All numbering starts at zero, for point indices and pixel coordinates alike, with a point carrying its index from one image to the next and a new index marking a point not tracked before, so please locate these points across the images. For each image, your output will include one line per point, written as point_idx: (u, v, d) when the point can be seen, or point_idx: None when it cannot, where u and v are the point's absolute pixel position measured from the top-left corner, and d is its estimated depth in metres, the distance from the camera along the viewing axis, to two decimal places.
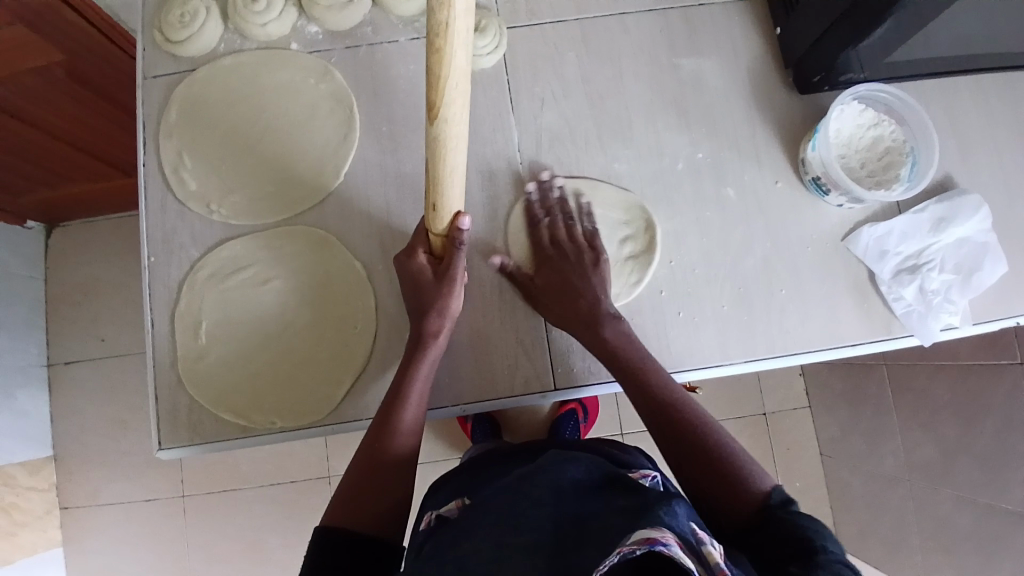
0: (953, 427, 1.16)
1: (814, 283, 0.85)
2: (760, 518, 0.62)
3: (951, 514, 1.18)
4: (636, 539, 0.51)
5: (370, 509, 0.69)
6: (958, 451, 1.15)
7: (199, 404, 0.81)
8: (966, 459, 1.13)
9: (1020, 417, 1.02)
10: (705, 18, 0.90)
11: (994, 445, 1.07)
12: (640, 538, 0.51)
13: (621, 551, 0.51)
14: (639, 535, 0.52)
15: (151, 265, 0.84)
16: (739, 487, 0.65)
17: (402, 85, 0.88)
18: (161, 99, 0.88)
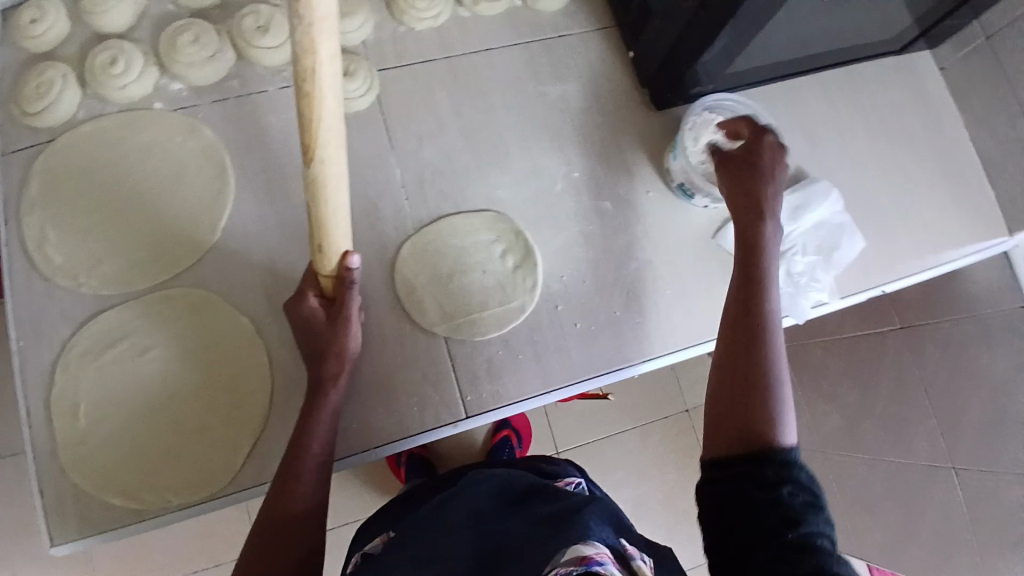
0: (853, 394, 1.22)
1: (695, 281, 0.91)
2: (756, 458, 0.54)
3: None
4: (573, 558, 0.53)
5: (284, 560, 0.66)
6: (859, 416, 1.21)
7: (86, 492, 0.76)
8: (869, 424, 1.18)
9: (909, 376, 1.10)
10: (563, 47, 0.96)
11: (888, 405, 1.14)
12: (575, 557, 0.54)
13: (559, 570, 0.53)
14: (572, 552, 0.55)
15: (19, 349, 0.78)
16: (760, 419, 0.57)
17: (277, 136, 0.88)
18: (20, 173, 0.84)
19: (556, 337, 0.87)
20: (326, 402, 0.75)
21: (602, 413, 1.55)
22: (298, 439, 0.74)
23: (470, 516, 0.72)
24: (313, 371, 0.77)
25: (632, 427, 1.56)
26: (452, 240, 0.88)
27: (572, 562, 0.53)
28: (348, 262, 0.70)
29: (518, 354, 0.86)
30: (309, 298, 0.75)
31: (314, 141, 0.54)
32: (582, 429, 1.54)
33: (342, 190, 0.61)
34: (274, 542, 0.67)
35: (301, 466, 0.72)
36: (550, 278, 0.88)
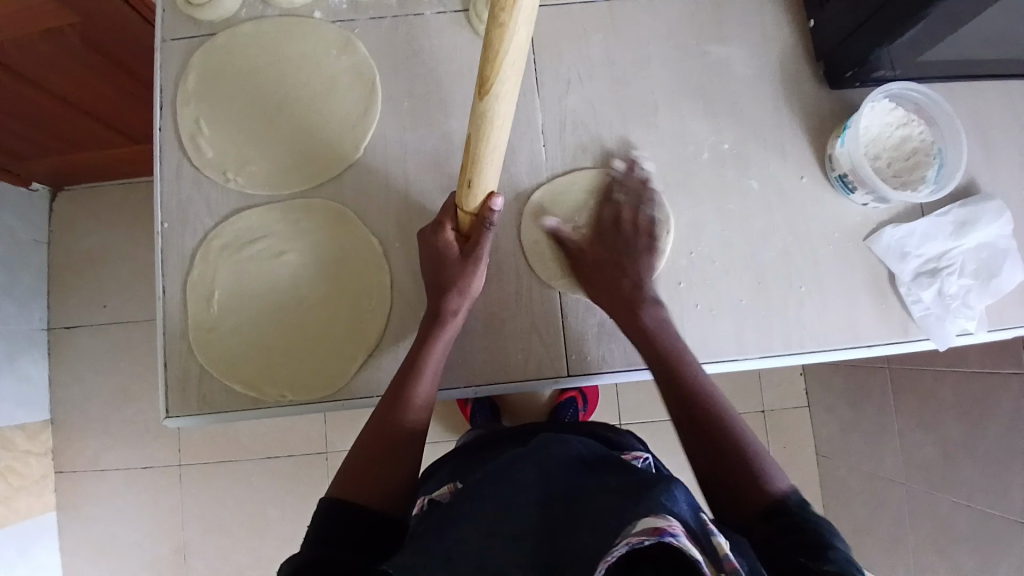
0: (957, 429, 1.16)
1: (834, 280, 0.85)
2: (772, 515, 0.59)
3: (950, 517, 1.18)
4: (646, 529, 0.48)
5: (382, 480, 0.69)
6: (959, 454, 1.16)
7: (209, 374, 0.81)
8: (967, 463, 1.14)
9: None
10: (736, 6, 0.89)
11: (995, 452, 1.07)
12: (649, 528, 0.48)
13: (631, 542, 0.48)
14: (644, 523, 0.49)
15: (164, 232, 0.83)
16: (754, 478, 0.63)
17: (426, 61, 0.86)
18: (178, 65, 0.86)
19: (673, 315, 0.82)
20: (441, 337, 0.76)
21: None
22: (410, 367, 0.75)
23: (539, 468, 0.63)
24: (433, 303, 0.77)
25: None
26: (583, 197, 0.84)
27: (645, 533, 0.48)
28: (492, 203, 0.68)
29: None
30: (447, 231, 0.76)
31: (495, 76, 0.51)
32: (651, 408, 1.52)
33: (500, 132, 0.58)
34: (382, 462, 0.71)
35: (410, 393, 0.74)
36: (679, 252, 0.83)
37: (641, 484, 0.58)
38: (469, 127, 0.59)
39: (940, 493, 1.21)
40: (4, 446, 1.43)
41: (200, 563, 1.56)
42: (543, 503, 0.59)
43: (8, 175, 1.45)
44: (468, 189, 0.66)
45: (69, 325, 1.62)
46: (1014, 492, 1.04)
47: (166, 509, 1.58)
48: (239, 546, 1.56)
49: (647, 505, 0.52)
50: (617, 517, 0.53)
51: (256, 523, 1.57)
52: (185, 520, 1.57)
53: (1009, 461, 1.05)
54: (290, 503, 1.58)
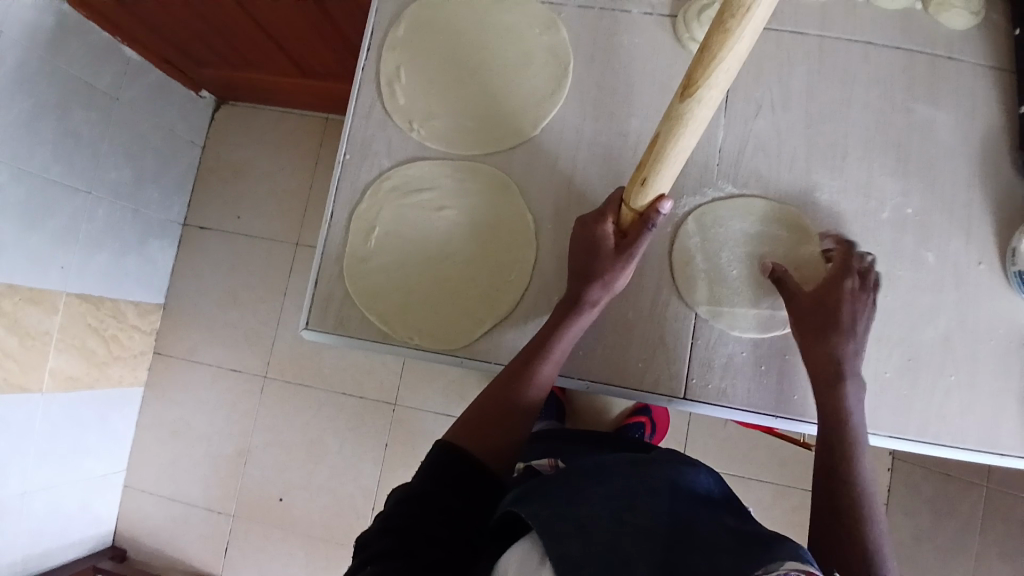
0: None
1: (991, 378, 0.79)
2: None
3: None
4: (802, 563, 0.50)
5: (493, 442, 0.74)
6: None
7: (350, 301, 0.86)
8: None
9: None
10: (956, 69, 0.84)
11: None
12: (800, 567, 0.49)
13: (790, 569, 0.50)
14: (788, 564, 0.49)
15: (344, 162, 0.89)
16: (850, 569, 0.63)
17: (620, 57, 0.88)
18: (392, 13, 0.92)
19: (809, 368, 0.80)
20: (572, 322, 0.78)
21: (746, 449, 1.47)
22: (539, 342, 0.79)
23: (666, 481, 0.65)
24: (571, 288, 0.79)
25: (768, 477, 1.46)
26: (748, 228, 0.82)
27: (799, 566, 0.50)
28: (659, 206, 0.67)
29: (761, 363, 0.81)
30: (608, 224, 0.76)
31: (706, 78, 0.50)
32: (719, 454, 1.48)
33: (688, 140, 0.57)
34: (494, 419, 0.75)
35: (535, 369, 0.78)
36: None
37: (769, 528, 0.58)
38: (659, 125, 0.58)
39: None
40: (119, 315, 1.59)
41: (254, 470, 1.68)
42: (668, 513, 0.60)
43: (182, 77, 1.61)
44: (641, 187, 0.66)
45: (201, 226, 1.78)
46: None
47: (240, 413, 1.70)
48: (291, 465, 1.66)
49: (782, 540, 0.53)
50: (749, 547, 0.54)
51: (314, 450, 1.66)
52: (252, 426, 1.69)
53: None
54: (348, 442, 1.65)
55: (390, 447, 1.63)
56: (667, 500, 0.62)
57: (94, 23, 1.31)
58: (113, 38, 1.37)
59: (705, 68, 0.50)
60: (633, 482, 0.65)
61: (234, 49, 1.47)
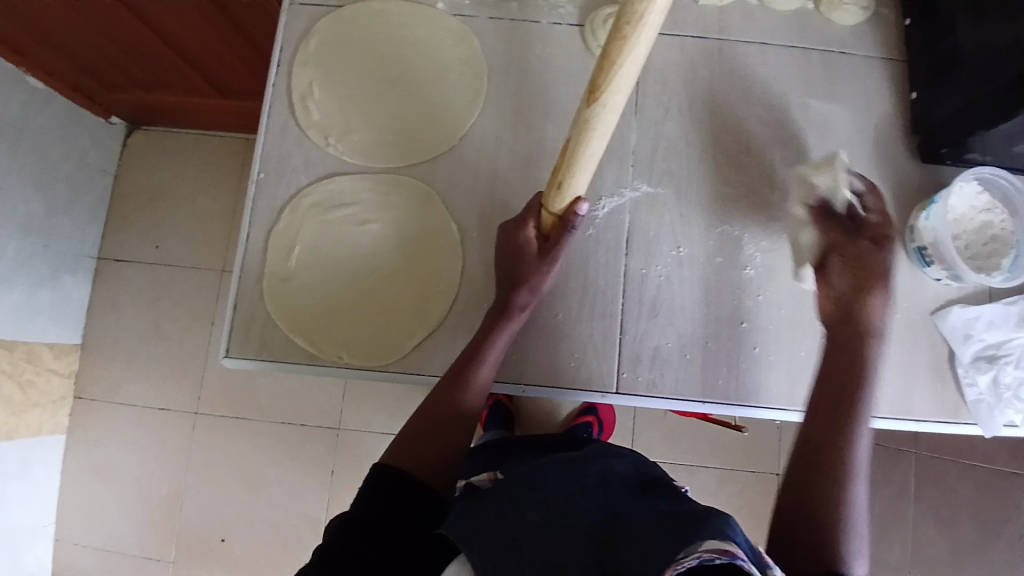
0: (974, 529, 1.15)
1: (896, 350, 0.85)
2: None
3: None
4: (718, 547, 0.51)
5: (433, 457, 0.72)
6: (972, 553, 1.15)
7: (274, 323, 0.83)
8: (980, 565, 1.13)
9: None
10: (844, 66, 0.90)
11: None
12: (718, 546, 0.52)
13: (703, 556, 0.51)
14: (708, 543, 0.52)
15: (259, 181, 0.86)
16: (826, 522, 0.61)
17: (534, 66, 0.90)
18: (303, 28, 0.90)
19: (731, 355, 0.84)
20: (502, 328, 0.78)
21: (690, 440, 1.52)
22: (472, 351, 0.78)
23: (600, 477, 0.67)
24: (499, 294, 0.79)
25: (712, 465, 1.51)
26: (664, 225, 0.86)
27: (713, 551, 0.52)
28: (578, 208, 0.68)
29: (685, 353, 0.84)
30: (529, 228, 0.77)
31: (608, 83, 0.51)
32: (665, 447, 1.52)
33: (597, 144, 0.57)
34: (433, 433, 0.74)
35: (470, 378, 0.77)
36: (745, 294, 0.85)
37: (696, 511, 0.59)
38: (568, 131, 0.58)
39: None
40: (31, 359, 1.48)
41: (193, 511, 1.58)
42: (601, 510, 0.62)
43: (90, 103, 1.53)
44: (556, 192, 0.67)
45: (118, 258, 1.67)
46: None
47: (173, 453, 1.61)
48: (234, 502, 1.58)
49: (704, 527, 0.55)
50: (673, 537, 0.55)
51: (256, 485, 1.58)
52: (188, 466, 1.60)
53: None
54: (293, 473, 1.59)
55: (337, 473, 1.58)
56: (600, 500, 0.63)
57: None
58: (19, 69, 1.30)
59: (606, 73, 0.50)
60: (568, 479, 0.66)
61: (148, 70, 1.40)
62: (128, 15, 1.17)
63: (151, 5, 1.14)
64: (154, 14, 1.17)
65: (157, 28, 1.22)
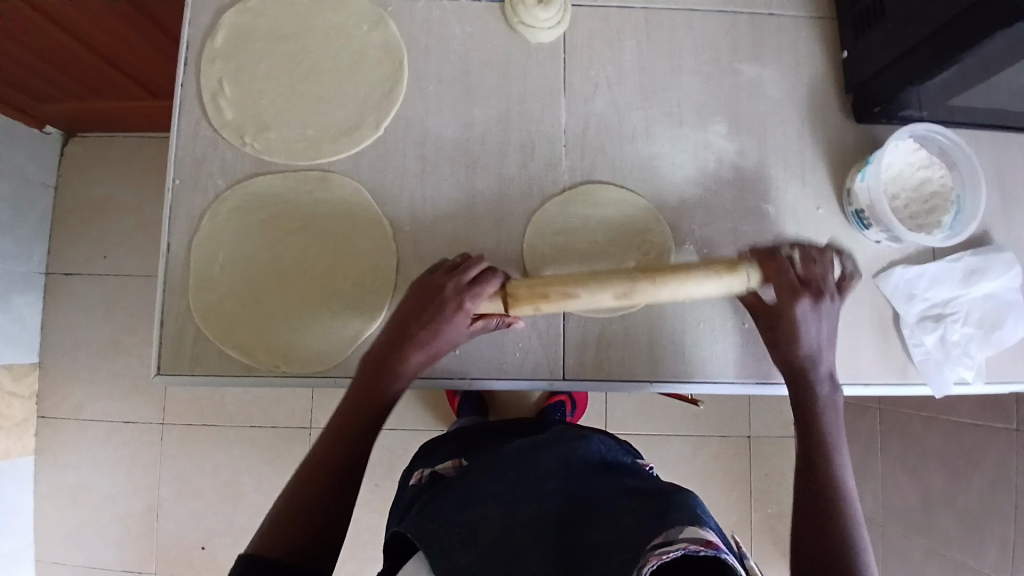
0: (941, 475, 1.16)
1: (840, 313, 0.84)
2: None
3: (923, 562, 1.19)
4: (700, 539, 0.51)
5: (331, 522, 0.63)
6: (941, 500, 1.16)
7: (204, 336, 0.80)
8: (949, 511, 1.15)
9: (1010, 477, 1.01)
10: (773, 27, 0.88)
11: (976, 500, 1.08)
12: (702, 538, 0.51)
13: (687, 546, 0.50)
14: (689, 531, 0.52)
15: (175, 189, 0.82)
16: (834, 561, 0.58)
17: (455, 48, 0.86)
18: (208, 21, 0.85)
19: (675, 330, 0.83)
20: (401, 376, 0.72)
21: (662, 411, 1.52)
22: (369, 410, 0.70)
23: (560, 462, 0.66)
24: (379, 350, 0.72)
25: (686, 434, 1.52)
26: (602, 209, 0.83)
27: (698, 542, 0.50)
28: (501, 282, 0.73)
29: (630, 333, 0.83)
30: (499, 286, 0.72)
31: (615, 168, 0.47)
32: (638, 420, 1.51)
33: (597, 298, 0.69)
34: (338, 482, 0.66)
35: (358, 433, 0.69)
36: None
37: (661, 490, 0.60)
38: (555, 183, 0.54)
39: (919, 538, 1.23)
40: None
41: (170, 524, 1.56)
42: (561, 494, 0.63)
43: (21, 114, 1.45)
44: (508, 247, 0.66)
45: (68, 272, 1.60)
46: (987, 544, 1.06)
47: (146, 465, 1.57)
48: (212, 512, 1.56)
49: (684, 513, 0.54)
50: (648, 519, 0.55)
51: (232, 492, 1.56)
52: (160, 478, 1.57)
53: (987, 514, 1.06)
54: (269, 475, 1.57)
55: None
56: (562, 483, 0.64)
57: None
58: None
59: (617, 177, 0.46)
60: (527, 468, 0.65)
61: (69, 79, 1.32)
62: (43, 22, 1.09)
63: (65, 9, 1.07)
64: (70, 18, 1.09)
65: (77, 35, 1.15)
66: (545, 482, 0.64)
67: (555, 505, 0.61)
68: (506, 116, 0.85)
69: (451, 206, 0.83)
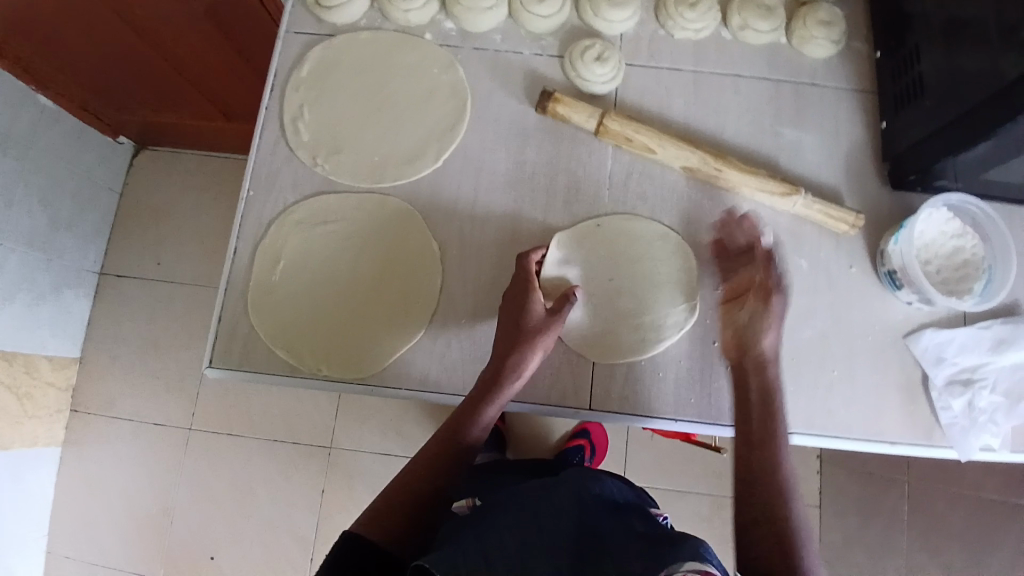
0: None
1: (868, 370, 0.86)
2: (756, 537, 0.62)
3: None
4: (698, 568, 0.54)
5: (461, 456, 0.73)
6: None
7: (255, 334, 0.85)
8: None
9: None
10: (814, 96, 0.94)
11: None
12: (698, 566, 0.55)
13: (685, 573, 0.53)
14: (689, 563, 0.55)
15: (248, 198, 0.90)
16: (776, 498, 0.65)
17: (515, 93, 0.94)
18: (296, 55, 0.95)
19: (702, 372, 0.86)
20: (481, 424, 0.75)
21: None
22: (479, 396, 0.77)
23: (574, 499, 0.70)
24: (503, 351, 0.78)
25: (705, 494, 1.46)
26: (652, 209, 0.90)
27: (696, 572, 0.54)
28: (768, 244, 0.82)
29: (659, 372, 0.86)
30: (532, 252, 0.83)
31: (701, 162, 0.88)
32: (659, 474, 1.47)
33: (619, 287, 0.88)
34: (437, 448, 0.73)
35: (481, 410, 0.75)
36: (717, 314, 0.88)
37: (668, 538, 0.63)
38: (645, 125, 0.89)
39: None
40: (28, 371, 1.43)
41: (183, 526, 1.50)
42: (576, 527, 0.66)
43: (95, 121, 1.50)
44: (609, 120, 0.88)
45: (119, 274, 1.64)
46: None
47: (166, 469, 1.53)
48: (224, 518, 1.50)
49: (687, 550, 0.57)
50: (649, 555, 0.59)
51: (247, 504, 1.50)
52: (179, 476, 1.52)
53: None
54: (283, 491, 1.50)
55: (327, 492, 1.49)
56: (577, 514, 0.67)
57: (10, 74, 1.25)
58: (29, 87, 1.30)
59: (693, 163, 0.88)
60: (550, 505, 0.67)
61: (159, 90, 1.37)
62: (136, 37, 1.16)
63: (160, 30, 1.15)
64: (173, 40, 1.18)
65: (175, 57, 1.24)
66: (564, 514, 0.66)
67: (571, 534, 0.64)
68: (555, 156, 0.91)
69: (498, 235, 0.89)
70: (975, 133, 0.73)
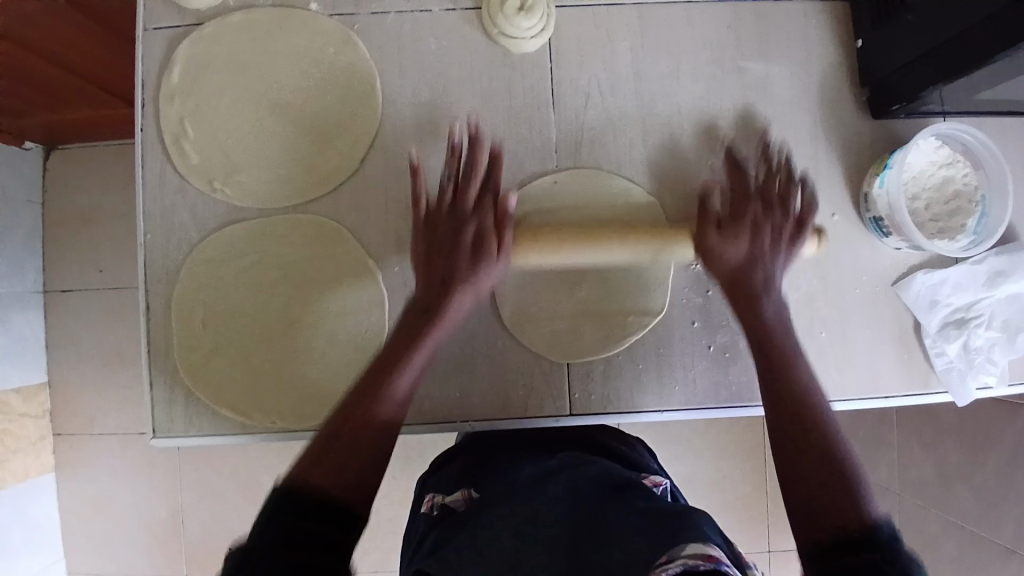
0: (956, 449, 1.07)
1: (860, 323, 0.79)
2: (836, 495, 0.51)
3: (938, 537, 1.11)
4: (700, 552, 0.43)
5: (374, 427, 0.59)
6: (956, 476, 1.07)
7: (194, 396, 0.77)
8: (965, 486, 1.05)
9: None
10: (778, 14, 0.80)
11: (996, 477, 0.99)
12: (702, 551, 0.43)
13: (686, 562, 0.42)
14: (690, 546, 0.44)
15: (146, 243, 0.78)
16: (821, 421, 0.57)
17: (431, 63, 0.79)
18: (163, 55, 0.79)
19: (685, 357, 0.79)
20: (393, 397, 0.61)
21: None
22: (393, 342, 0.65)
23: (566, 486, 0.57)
24: (424, 256, 0.69)
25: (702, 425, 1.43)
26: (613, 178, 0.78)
27: (698, 557, 0.42)
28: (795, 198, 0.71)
29: (638, 364, 0.79)
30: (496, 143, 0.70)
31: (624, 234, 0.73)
32: None
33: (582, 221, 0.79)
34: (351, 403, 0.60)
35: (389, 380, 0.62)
36: (694, 290, 0.80)
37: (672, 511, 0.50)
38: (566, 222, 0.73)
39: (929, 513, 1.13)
40: None
41: None
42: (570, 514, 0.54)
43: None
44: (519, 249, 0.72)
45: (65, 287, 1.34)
46: (1005, 523, 0.97)
47: (169, 486, 1.34)
48: (238, 516, 1.33)
49: (689, 529, 0.46)
50: (650, 545, 0.46)
51: None
52: None
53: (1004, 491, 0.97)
54: None
55: None
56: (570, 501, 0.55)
57: None
58: None
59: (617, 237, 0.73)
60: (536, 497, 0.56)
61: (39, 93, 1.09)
62: None
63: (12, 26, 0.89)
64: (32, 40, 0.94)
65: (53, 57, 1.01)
66: (551, 505, 0.55)
67: (563, 525, 0.52)
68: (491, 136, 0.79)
69: None
70: (974, 60, 0.63)
